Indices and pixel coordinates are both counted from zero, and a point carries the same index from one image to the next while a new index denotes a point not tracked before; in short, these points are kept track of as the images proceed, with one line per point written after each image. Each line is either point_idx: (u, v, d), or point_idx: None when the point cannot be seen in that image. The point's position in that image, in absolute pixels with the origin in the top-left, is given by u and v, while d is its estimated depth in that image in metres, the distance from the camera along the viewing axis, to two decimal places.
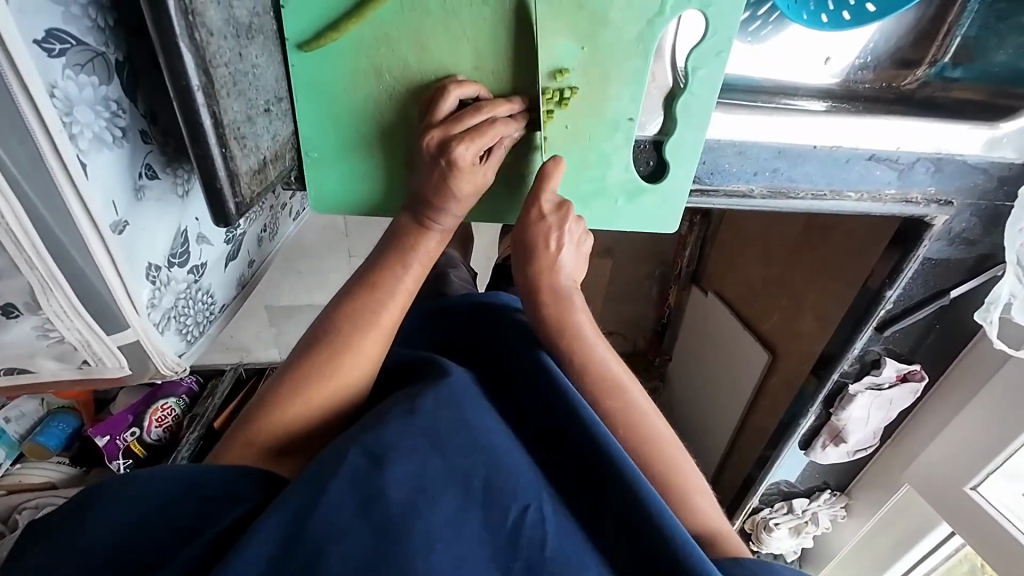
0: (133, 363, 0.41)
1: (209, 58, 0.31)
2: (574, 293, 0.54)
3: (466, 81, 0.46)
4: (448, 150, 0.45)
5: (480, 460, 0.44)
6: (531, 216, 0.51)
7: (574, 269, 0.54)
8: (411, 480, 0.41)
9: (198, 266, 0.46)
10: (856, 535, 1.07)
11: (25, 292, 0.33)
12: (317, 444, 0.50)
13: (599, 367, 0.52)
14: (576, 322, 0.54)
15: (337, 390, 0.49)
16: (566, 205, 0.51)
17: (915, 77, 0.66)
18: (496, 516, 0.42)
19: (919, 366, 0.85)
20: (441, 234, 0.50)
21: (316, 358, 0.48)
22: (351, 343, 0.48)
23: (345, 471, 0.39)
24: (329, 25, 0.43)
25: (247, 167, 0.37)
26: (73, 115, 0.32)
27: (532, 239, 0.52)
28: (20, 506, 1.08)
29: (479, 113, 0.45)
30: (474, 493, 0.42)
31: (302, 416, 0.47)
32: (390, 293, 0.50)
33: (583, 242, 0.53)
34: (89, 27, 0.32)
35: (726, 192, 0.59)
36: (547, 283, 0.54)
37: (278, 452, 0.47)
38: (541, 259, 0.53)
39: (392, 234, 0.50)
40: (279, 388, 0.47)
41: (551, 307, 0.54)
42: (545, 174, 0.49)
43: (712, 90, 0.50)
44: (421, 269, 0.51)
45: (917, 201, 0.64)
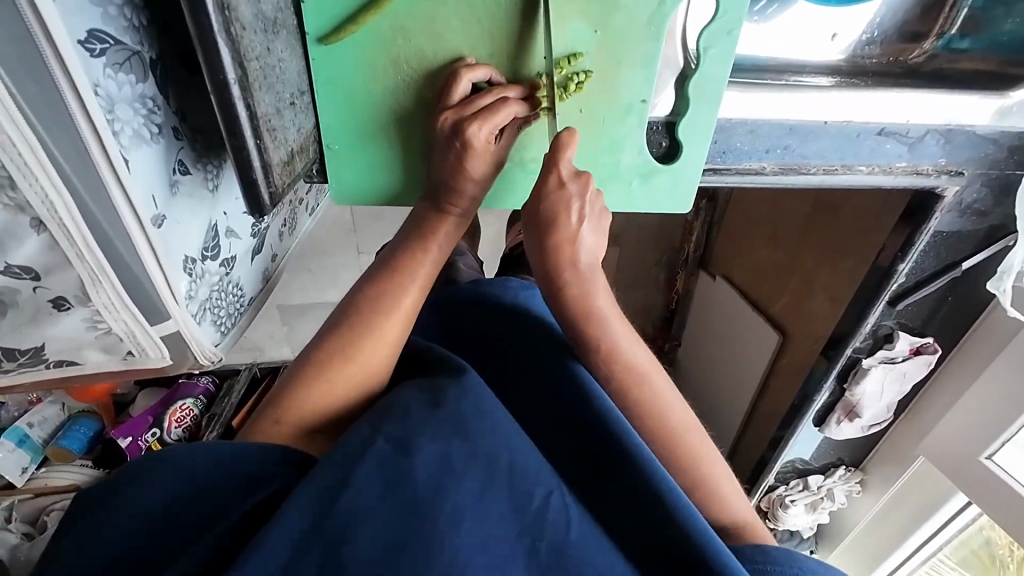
0: (173, 353, 0.42)
1: (244, 52, 0.33)
2: (596, 272, 0.49)
3: (477, 65, 0.46)
4: (462, 131, 0.46)
5: (501, 443, 0.45)
6: (549, 186, 0.48)
7: (596, 245, 0.49)
8: (444, 457, 0.42)
9: (228, 259, 0.47)
10: (872, 510, 1.08)
11: (76, 286, 0.35)
12: (341, 425, 0.50)
13: (625, 349, 0.50)
14: (599, 308, 0.49)
15: (361, 372, 0.49)
16: (585, 175, 0.49)
17: (921, 50, 0.66)
18: (519, 498, 0.43)
19: (932, 339, 0.86)
20: (459, 219, 0.51)
21: (340, 341, 0.49)
22: (374, 326, 0.49)
23: (381, 450, 0.41)
24: (348, 17, 0.44)
25: (279, 158, 0.38)
26: (114, 112, 0.33)
27: (551, 210, 0.47)
28: (49, 508, 1.11)
29: (490, 95, 0.47)
30: (499, 473, 0.43)
31: (328, 397, 0.48)
32: (412, 277, 0.51)
33: (603, 219, 0.49)
34: (125, 27, 0.33)
35: (739, 170, 0.60)
36: (569, 258, 0.48)
37: (305, 433, 0.48)
38: (561, 234, 0.48)
39: (413, 220, 0.52)
40: (304, 370, 0.49)
41: (575, 291, 0.48)
42: (560, 144, 0.47)
43: (724, 67, 0.51)
44: (441, 253, 0.52)
45: (928, 174, 0.65)
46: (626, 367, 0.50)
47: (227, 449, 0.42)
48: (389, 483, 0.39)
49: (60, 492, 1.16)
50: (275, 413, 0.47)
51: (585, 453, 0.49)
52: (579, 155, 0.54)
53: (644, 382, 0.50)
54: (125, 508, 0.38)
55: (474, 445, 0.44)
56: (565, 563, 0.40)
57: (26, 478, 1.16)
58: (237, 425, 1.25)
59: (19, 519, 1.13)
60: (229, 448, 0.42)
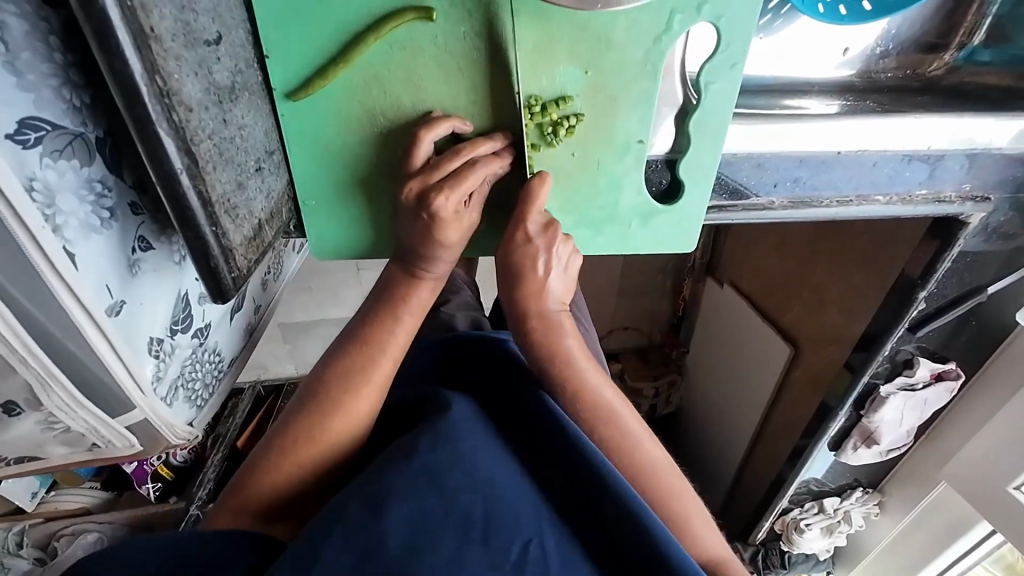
0: (143, 440, 0.40)
1: (191, 137, 0.30)
2: (563, 316, 0.49)
3: (440, 120, 0.42)
4: (428, 202, 0.42)
5: (487, 503, 0.43)
6: (515, 242, 0.46)
7: (563, 291, 0.49)
8: (433, 531, 0.39)
9: (203, 328, 0.44)
10: (891, 533, 1.04)
11: (25, 389, 0.32)
12: (313, 500, 0.49)
13: (589, 395, 0.49)
14: (567, 349, 0.49)
15: (327, 451, 0.47)
16: (553, 225, 0.47)
17: (942, 61, 0.63)
18: (497, 552, 0.39)
19: (954, 364, 0.82)
20: (432, 283, 0.48)
21: (306, 420, 0.46)
22: (343, 404, 0.47)
23: (368, 529, 0.38)
24: (317, 70, 0.41)
25: (241, 237, 0.35)
26: (55, 205, 0.30)
27: (519, 264, 0.47)
28: (60, 534, 1.12)
29: (457, 158, 0.42)
30: (475, 531, 0.40)
31: (296, 478, 0.46)
32: (381, 349, 0.48)
33: (572, 263, 0.49)
34: (65, 109, 0.30)
35: (746, 206, 0.55)
36: (536, 306, 0.49)
37: (265, 515, 0.46)
38: (527, 284, 0.48)
39: (382, 285, 0.49)
40: (271, 450, 0.46)
41: (542, 339, 0.49)
42: (531, 192, 0.45)
43: (728, 102, 0.47)
44: (413, 320, 0.48)
45: (952, 201, 0.60)
46: (596, 416, 0.49)
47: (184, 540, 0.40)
48: (376, 568, 0.36)
49: (71, 517, 1.16)
50: (238, 499, 0.46)
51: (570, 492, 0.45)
52: (574, 201, 0.50)
53: (599, 416, 0.49)
54: None
55: (468, 524, 0.41)
56: None
57: (37, 503, 1.15)
58: (242, 446, 1.27)
59: (30, 545, 1.14)
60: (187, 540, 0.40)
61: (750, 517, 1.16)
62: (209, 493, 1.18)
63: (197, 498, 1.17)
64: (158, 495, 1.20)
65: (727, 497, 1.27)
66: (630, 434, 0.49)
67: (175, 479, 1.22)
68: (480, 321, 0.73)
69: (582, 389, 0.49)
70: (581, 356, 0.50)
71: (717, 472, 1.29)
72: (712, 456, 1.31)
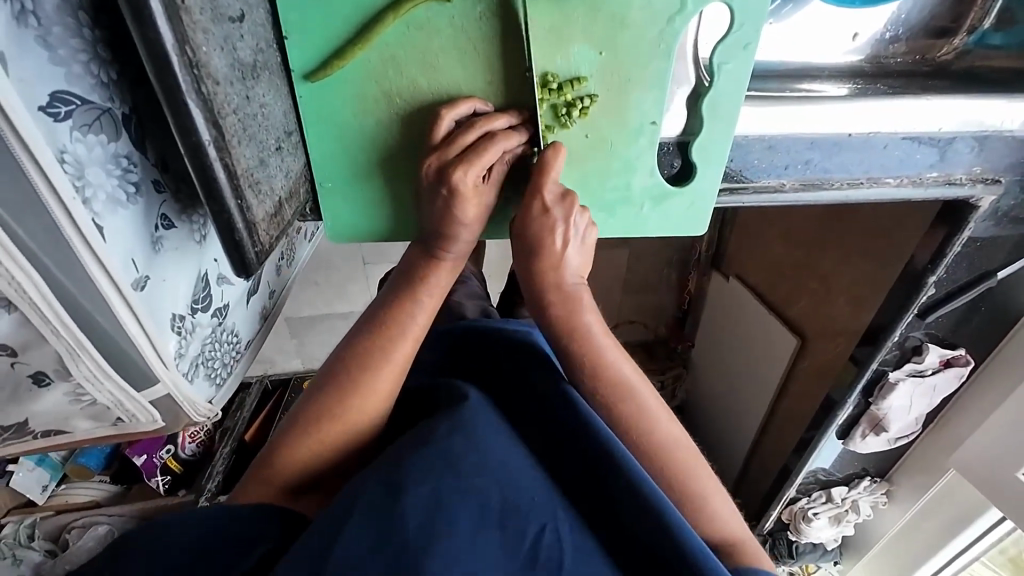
0: (165, 415, 0.40)
1: (218, 110, 0.30)
2: (581, 290, 0.48)
3: (460, 100, 0.43)
4: (447, 177, 0.43)
5: (494, 483, 0.43)
6: (532, 213, 0.46)
7: (581, 264, 0.48)
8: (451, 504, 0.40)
9: (221, 308, 0.45)
10: (899, 522, 1.04)
11: (55, 360, 0.33)
12: (337, 474, 0.49)
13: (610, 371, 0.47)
14: (586, 325, 0.48)
15: (347, 431, 0.47)
16: (570, 195, 0.46)
17: (952, 46, 0.63)
18: (512, 536, 0.41)
19: (962, 351, 0.82)
20: (452, 265, 0.48)
21: (328, 400, 0.47)
22: (363, 383, 0.47)
23: (384, 508, 0.39)
24: (335, 51, 0.41)
25: (264, 213, 0.36)
26: (84, 178, 0.31)
27: (536, 237, 0.46)
28: (70, 527, 1.12)
29: (475, 129, 0.43)
30: (491, 514, 0.41)
31: (317, 458, 0.47)
32: (401, 331, 0.48)
33: (589, 236, 0.48)
34: (94, 84, 0.31)
35: (757, 188, 0.56)
36: (553, 280, 0.48)
37: (292, 490, 0.47)
38: (544, 258, 0.47)
39: (403, 269, 0.49)
40: (295, 428, 0.47)
41: (557, 313, 0.48)
42: (545, 163, 0.44)
43: (741, 83, 0.47)
44: (432, 302, 0.49)
45: (962, 183, 0.60)
46: (616, 399, 0.47)
47: (211, 515, 0.41)
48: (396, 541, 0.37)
49: (80, 510, 1.17)
50: (261, 474, 0.46)
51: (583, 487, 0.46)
52: (586, 183, 0.50)
53: (612, 390, 0.47)
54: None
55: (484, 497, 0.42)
56: None
57: (48, 495, 1.17)
58: (250, 439, 1.28)
59: (41, 536, 1.14)
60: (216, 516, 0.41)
61: (757, 508, 1.16)
62: (218, 485, 1.19)
63: (207, 490, 1.17)
64: (167, 487, 1.21)
65: (733, 488, 1.27)
66: (645, 411, 0.47)
67: (185, 471, 1.23)
68: (488, 311, 0.73)
69: (601, 364, 0.47)
70: (600, 331, 0.48)
71: (724, 462, 1.30)
72: (718, 448, 1.32)
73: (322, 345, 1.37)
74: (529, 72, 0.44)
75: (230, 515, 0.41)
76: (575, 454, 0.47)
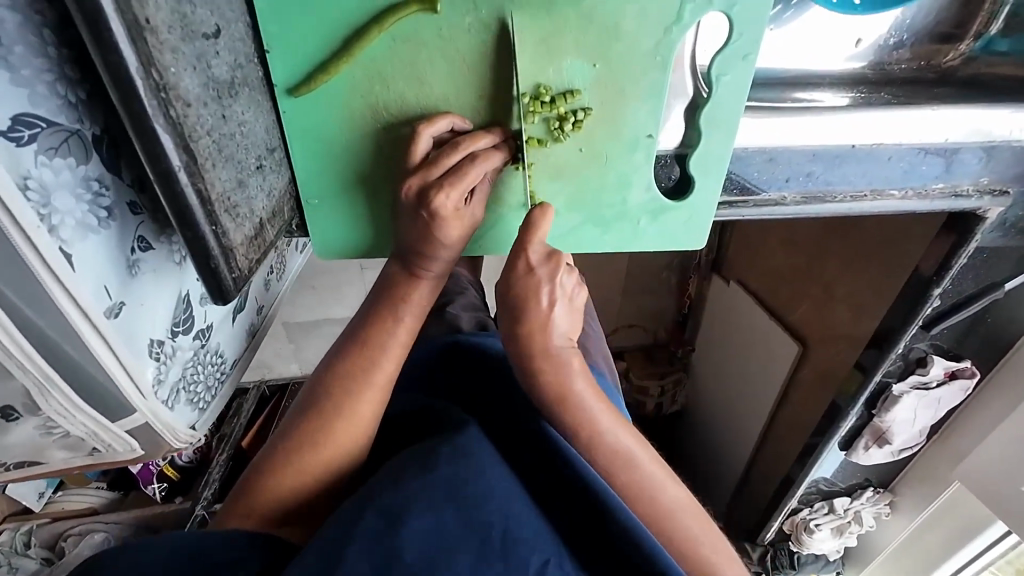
0: (145, 444, 0.39)
1: (188, 132, 0.29)
2: (571, 357, 0.43)
3: (437, 117, 0.42)
4: (428, 199, 0.41)
5: (497, 513, 0.42)
6: (515, 271, 0.42)
7: (571, 328, 0.43)
8: (440, 533, 0.38)
9: (204, 330, 0.44)
10: (902, 533, 1.03)
11: (23, 393, 0.32)
12: (323, 501, 0.47)
13: (604, 436, 0.43)
14: (578, 395, 0.43)
15: (331, 454, 0.46)
16: (556, 254, 0.42)
17: (958, 52, 0.61)
18: (515, 568, 0.39)
19: (968, 363, 0.80)
20: (434, 279, 0.46)
21: (309, 423, 0.46)
22: (345, 405, 0.46)
23: (372, 531, 0.37)
24: (320, 65, 0.39)
25: (242, 236, 0.35)
26: (50, 204, 0.29)
27: (520, 297, 0.41)
28: (66, 535, 1.11)
29: (457, 151, 0.42)
30: (492, 547, 0.39)
31: (302, 483, 0.45)
32: (383, 349, 0.46)
33: (577, 295, 0.43)
34: (61, 105, 0.30)
35: (757, 202, 0.54)
36: (541, 346, 0.42)
37: (273, 519, 0.45)
38: (530, 320, 0.41)
39: (383, 285, 0.47)
40: (276, 452, 0.46)
41: (549, 379, 0.42)
42: (532, 226, 0.42)
43: (741, 94, 0.46)
44: (414, 319, 0.47)
45: (969, 195, 0.58)
46: (611, 464, 0.44)
47: (191, 543, 0.39)
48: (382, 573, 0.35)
49: (76, 517, 1.16)
50: (245, 504, 0.45)
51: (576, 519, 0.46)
52: (581, 197, 0.49)
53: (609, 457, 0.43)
54: None
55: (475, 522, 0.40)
56: None
57: (43, 503, 1.16)
58: (247, 446, 1.27)
59: (37, 545, 1.12)
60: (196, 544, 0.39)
61: (759, 517, 1.15)
62: (213, 493, 1.18)
63: (203, 498, 1.17)
64: (164, 495, 1.20)
65: (734, 495, 1.26)
66: (643, 477, 0.44)
67: (181, 479, 1.22)
68: (485, 322, 0.72)
69: (593, 434, 0.43)
70: (592, 400, 0.43)
71: (724, 470, 1.28)
72: (719, 455, 1.30)
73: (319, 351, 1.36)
74: (518, 85, 0.42)
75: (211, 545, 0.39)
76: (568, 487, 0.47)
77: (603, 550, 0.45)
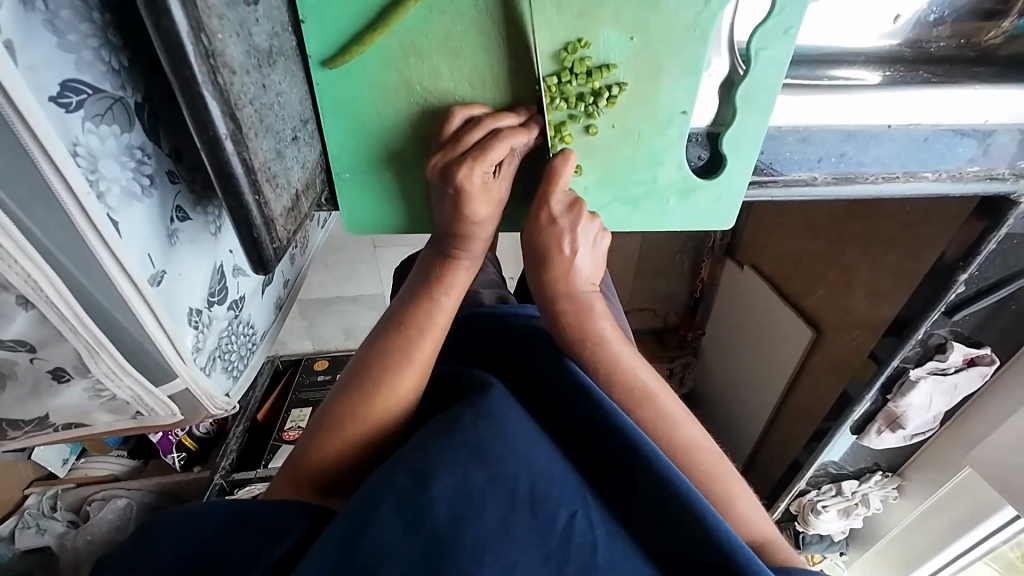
0: (184, 409, 0.40)
1: (235, 101, 0.29)
2: (592, 298, 0.48)
3: (474, 104, 0.42)
4: (453, 175, 0.41)
5: (531, 476, 0.42)
6: (541, 222, 0.45)
7: (592, 271, 0.48)
8: (470, 493, 0.40)
9: (237, 301, 0.44)
10: (908, 516, 1.04)
11: (73, 357, 0.32)
12: (366, 471, 0.49)
13: (621, 369, 0.48)
14: (600, 332, 0.48)
15: (374, 429, 0.47)
16: (578, 203, 0.45)
17: (1000, 29, 0.59)
18: (544, 522, 0.40)
19: (988, 349, 0.80)
20: (470, 264, 0.47)
21: (352, 400, 0.46)
22: (386, 384, 0.47)
23: (408, 487, 0.39)
24: (354, 37, 0.39)
25: (281, 207, 0.35)
26: (98, 171, 0.30)
27: (544, 247, 0.46)
28: (91, 499, 1.15)
29: (482, 127, 0.41)
30: (526, 509, 0.40)
31: (345, 455, 0.47)
32: (423, 329, 0.47)
33: (600, 241, 0.47)
34: (105, 72, 0.30)
35: (788, 181, 0.52)
36: (566, 289, 0.47)
37: (324, 486, 0.47)
38: (555, 267, 0.47)
39: (421, 268, 0.48)
40: (323, 424, 0.47)
41: (569, 321, 0.48)
42: (554, 170, 0.43)
43: (779, 72, 0.45)
44: (453, 301, 0.48)
45: (1004, 177, 0.56)
46: (631, 395, 0.48)
47: (235, 508, 0.42)
48: (418, 526, 0.37)
49: (99, 483, 1.20)
50: (292, 473, 0.47)
51: (604, 468, 0.45)
52: (612, 175, 0.48)
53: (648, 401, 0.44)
54: (150, 558, 0.39)
55: (505, 480, 0.41)
56: None
57: (69, 469, 1.20)
58: (262, 419, 1.30)
59: (65, 508, 1.17)
60: (245, 505, 0.42)
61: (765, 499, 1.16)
62: (231, 463, 1.21)
63: (221, 468, 1.19)
64: (183, 464, 1.23)
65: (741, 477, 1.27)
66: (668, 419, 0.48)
67: (199, 449, 1.25)
68: (505, 298, 0.71)
69: (613, 368, 0.48)
70: (611, 333, 0.49)
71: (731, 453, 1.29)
72: (727, 438, 1.31)
73: (332, 328, 1.37)
74: (551, 56, 0.41)
75: (258, 507, 0.42)
76: (602, 451, 0.46)
77: (637, 505, 0.43)
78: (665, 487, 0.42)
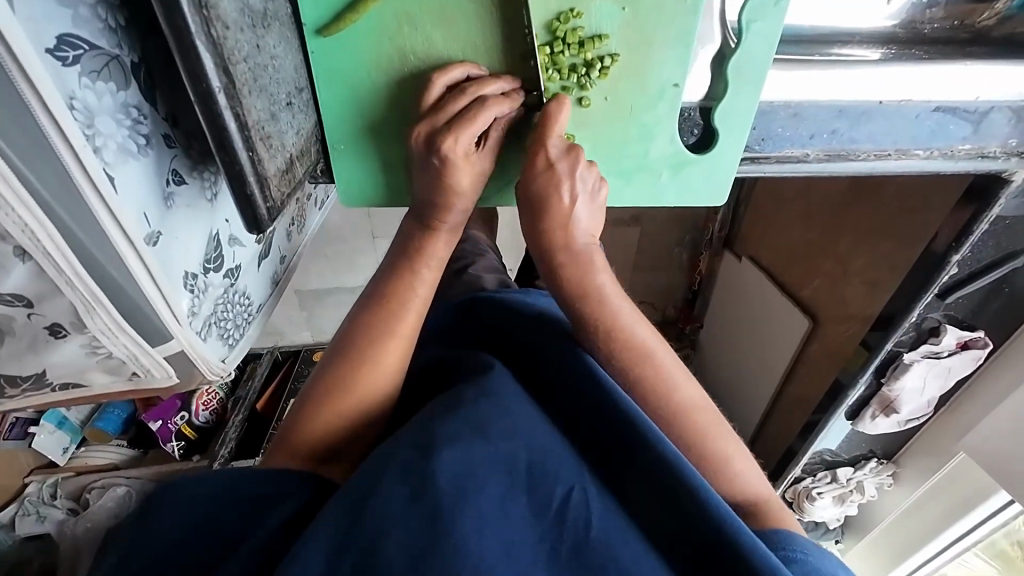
0: (180, 372, 0.41)
1: (228, 56, 0.29)
2: (592, 251, 0.46)
3: (454, 65, 0.42)
4: (437, 146, 0.42)
5: (523, 444, 0.43)
6: (537, 167, 0.44)
7: (590, 223, 0.46)
8: (463, 458, 0.40)
9: (233, 269, 0.45)
10: (903, 502, 1.05)
11: (70, 312, 0.33)
12: (357, 444, 0.49)
13: (622, 327, 0.46)
14: (599, 286, 0.46)
15: (361, 399, 0.47)
16: (576, 148, 0.44)
17: (993, 11, 0.58)
18: (540, 499, 0.40)
19: (982, 333, 0.80)
20: (449, 233, 0.47)
21: (338, 371, 0.47)
22: (370, 355, 0.47)
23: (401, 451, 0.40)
24: (348, 4, 0.40)
25: (276, 168, 0.35)
26: (94, 127, 0.30)
27: (543, 192, 0.44)
28: (90, 486, 1.16)
29: (463, 95, 0.41)
30: (517, 475, 0.41)
31: (335, 427, 0.47)
32: (405, 301, 0.48)
33: (599, 191, 0.46)
34: (101, 29, 0.30)
35: (779, 158, 0.54)
36: (563, 240, 0.46)
37: (317, 459, 0.47)
38: (553, 215, 0.45)
39: (400, 243, 0.49)
40: (310, 397, 0.47)
41: (569, 274, 0.46)
42: (549, 116, 0.43)
43: (770, 45, 0.45)
44: (432, 274, 0.49)
45: (994, 156, 0.57)
46: (630, 355, 0.46)
47: (234, 474, 0.42)
48: (411, 489, 0.38)
49: (99, 471, 1.21)
50: (284, 446, 0.46)
51: (602, 448, 0.46)
52: (605, 148, 0.49)
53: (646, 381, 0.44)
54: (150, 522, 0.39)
55: (497, 447, 0.42)
56: (588, 561, 0.38)
57: (69, 457, 1.21)
58: (261, 408, 1.31)
59: (63, 496, 1.18)
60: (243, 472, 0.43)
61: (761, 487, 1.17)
62: (230, 451, 1.22)
63: (220, 455, 1.20)
64: (182, 453, 1.24)
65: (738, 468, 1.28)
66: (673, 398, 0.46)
67: (199, 438, 1.25)
68: (506, 282, 0.72)
69: (614, 324, 0.46)
70: (611, 288, 0.47)
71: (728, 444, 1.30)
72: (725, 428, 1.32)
73: (331, 318, 1.38)
74: (546, 27, 0.42)
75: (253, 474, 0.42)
76: (602, 431, 0.46)
77: (633, 483, 0.43)
78: (662, 466, 0.42)
